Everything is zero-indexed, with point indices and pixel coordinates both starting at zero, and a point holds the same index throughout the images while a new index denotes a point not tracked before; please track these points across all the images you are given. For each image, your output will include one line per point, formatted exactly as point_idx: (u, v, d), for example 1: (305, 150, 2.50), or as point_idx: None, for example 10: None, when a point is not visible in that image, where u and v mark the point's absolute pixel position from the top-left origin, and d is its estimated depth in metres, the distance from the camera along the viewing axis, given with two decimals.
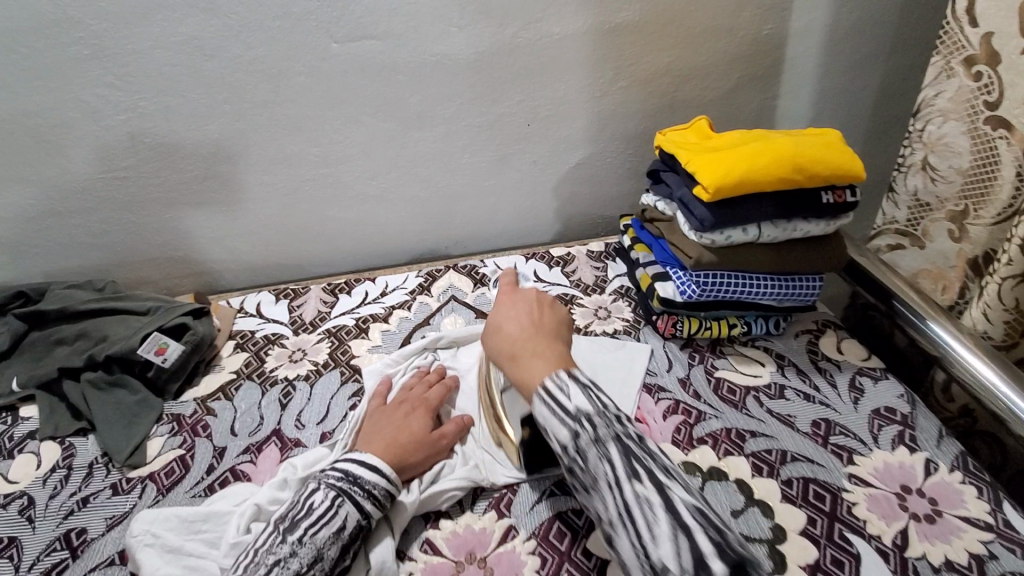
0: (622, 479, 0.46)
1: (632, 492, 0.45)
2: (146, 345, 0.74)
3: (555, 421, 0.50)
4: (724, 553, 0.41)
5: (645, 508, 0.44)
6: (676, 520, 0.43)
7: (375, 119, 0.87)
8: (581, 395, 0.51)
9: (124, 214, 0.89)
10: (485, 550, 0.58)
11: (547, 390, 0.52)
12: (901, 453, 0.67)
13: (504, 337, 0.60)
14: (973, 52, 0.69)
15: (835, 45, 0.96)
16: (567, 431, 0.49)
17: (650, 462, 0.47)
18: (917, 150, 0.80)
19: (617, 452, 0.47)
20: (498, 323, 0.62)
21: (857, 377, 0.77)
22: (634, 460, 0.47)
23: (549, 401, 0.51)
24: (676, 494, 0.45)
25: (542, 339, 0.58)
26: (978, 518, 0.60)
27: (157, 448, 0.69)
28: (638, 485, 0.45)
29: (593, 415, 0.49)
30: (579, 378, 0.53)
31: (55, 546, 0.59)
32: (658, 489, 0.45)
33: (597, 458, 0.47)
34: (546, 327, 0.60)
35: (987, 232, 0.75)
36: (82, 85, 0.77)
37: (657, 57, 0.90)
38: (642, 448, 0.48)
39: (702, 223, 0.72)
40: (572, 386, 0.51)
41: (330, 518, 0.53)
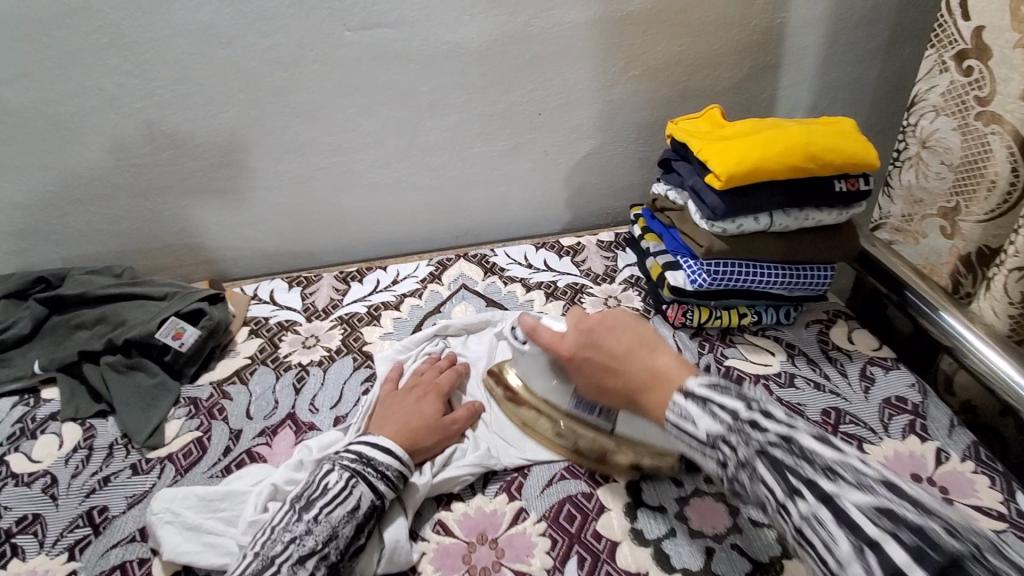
0: (784, 501, 0.42)
1: (796, 513, 0.41)
2: (163, 330, 0.76)
3: (697, 454, 0.50)
4: (926, 563, 0.35)
5: (815, 529, 0.40)
6: (854, 535, 0.38)
7: (387, 108, 0.87)
8: (705, 417, 0.49)
9: (140, 203, 0.90)
10: (496, 532, 0.59)
11: (673, 423, 0.51)
12: (912, 442, 0.67)
13: (613, 388, 0.58)
14: (964, 46, 0.69)
15: (848, 35, 0.95)
16: (714, 462, 0.48)
17: (805, 470, 0.42)
18: (912, 144, 0.79)
19: (765, 468, 0.44)
20: (592, 378, 0.60)
21: (868, 366, 0.77)
22: (787, 474, 0.42)
23: (680, 432, 0.51)
24: (847, 500, 0.40)
25: (643, 367, 0.56)
26: (988, 507, 0.61)
27: (175, 430, 0.71)
28: (800, 504, 0.41)
29: (726, 436, 0.47)
30: (694, 394, 0.51)
31: (78, 523, 0.60)
32: (823, 501, 0.40)
33: (751, 482, 0.45)
34: (628, 351, 0.57)
35: (980, 228, 0.74)
36: (99, 73, 0.78)
37: (667, 47, 0.90)
38: (792, 453, 0.43)
39: (714, 211, 0.72)
40: (692, 410, 0.50)
41: (345, 498, 0.54)
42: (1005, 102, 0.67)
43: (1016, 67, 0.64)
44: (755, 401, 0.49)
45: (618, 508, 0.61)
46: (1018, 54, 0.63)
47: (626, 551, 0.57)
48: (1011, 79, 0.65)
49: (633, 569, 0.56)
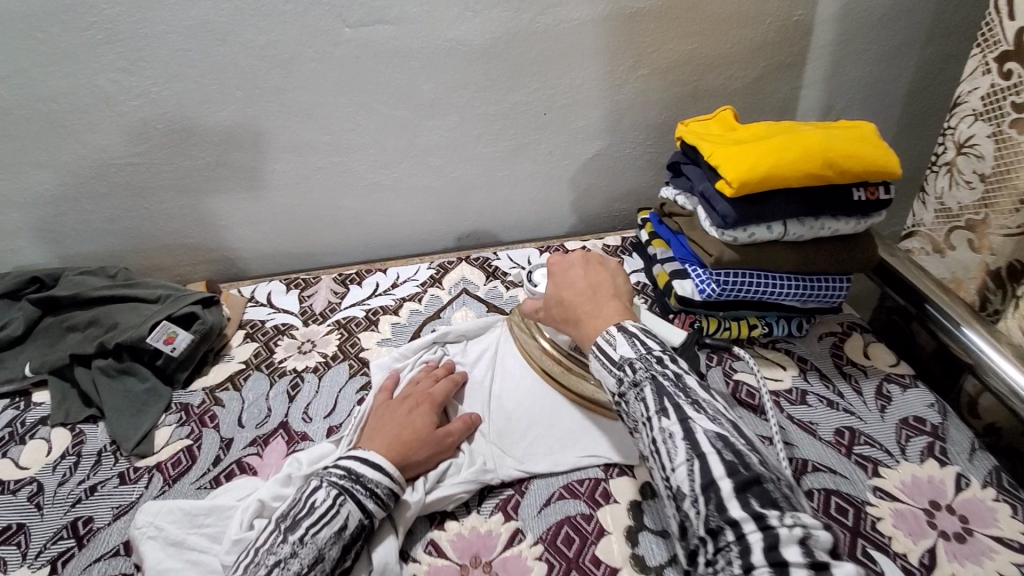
0: (653, 416, 0.47)
1: (658, 426, 0.46)
2: (154, 334, 0.74)
3: (602, 372, 0.52)
4: (736, 477, 0.41)
5: (667, 441, 0.45)
6: (694, 449, 0.44)
7: (388, 107, 0.85)
8: (626, 345, 0.52)
9: (136, 201, 0.88)
10: (491, 554, 0.57)
11: (598, 346, 0.53)
12: (931, 467, 0.64)
13: (563, 304, 0.60)
14: (1007, 47, 0.65)
15: (869, 33, 0.91)
16: (614, 379, 0.51)
17: (681, 398, 0.47)
18: (950, 147, 0.75)
19: (651, 391, 0.48)
20: (552, 291, 0.62)
21: (885, 384, 0.73)
22: (666, 398, 0.47)
23: (600, 355, 0.53)
24: (699, 424, 0.45)
25: (602, 298, 0.58)
26: (1012, 538, 0.57)
27: (164, 438, 0.69)
28: (664, 420, 0.46)
29: (635, 360, 0.50)
30: (629, 329, 0.53)
31: (62, 534, 0.59)
32: (682, 423, 0.46)
33: (633, 397, 0.49)
34: (601, 289, 0.60)
35: (1011, 242, 0.70)
36: (92, 69, 0.76)
37: (680, 44, 0.86)
38: (676, 384, 0.48)
39: (724, 219, 0.69)
40: (618, 338, 0.52)
41: (332, 518, 0.52)
42: None
43: None
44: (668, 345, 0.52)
45: (618, 532, 0.58)
46: None
47: None
48: None
49: None
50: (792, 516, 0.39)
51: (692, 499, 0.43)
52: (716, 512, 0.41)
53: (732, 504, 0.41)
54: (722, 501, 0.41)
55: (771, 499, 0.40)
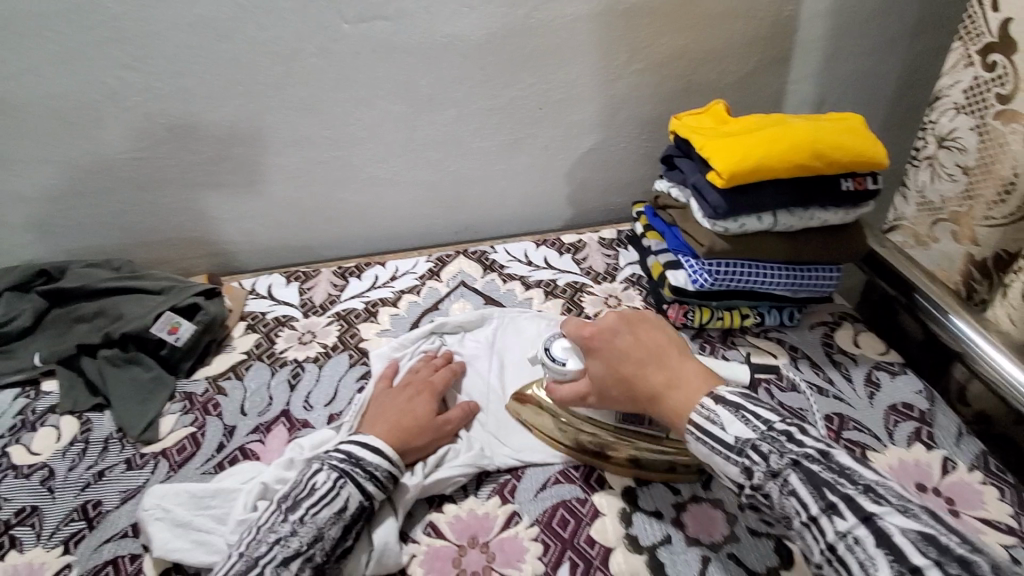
0: (817, 515, 0.43)
1: (833, 530, 0.42)
2: (159, 324, 0.76)
3: (720, 460, 0.49)
4: None
5: (852, 547, 0.41)
6: (893, 554, 0.39)
7: (387, 101, 0.86)
8: (737, 423, 0.49)
9: (139, 196, 0.90)
10: (488, 535, 0.58)
11: (698, 426, 0.51)
12: (918, 451, 0.66)
13: (628, 380, 0.57)
14: (991, 39, 0.66)
15: (859, 27, 0.92)
16: (737, 469, 0.48)
17: (845, 488, 0.44)
18: (930, 142, 0.76)
19: (799, 480, 0.45)
20: (608, 368, 0.59)
21: (874, 371, 0.75)
22: (824, 489, 0.44)
23: (705, 438, 0.50)
24: (888, 521, 0.41)
25: (671, 363, 0.57)
26: (997, 519, 0.59)
27: (170, 425, 0.70)
28: (839, 521, 0.42)
29: (759, 443, 0.48)
30: (726, 399, 0.52)
31: (74, 516, 0.60)
32: (862, 521, 0.42)
33: (779, 492, 0.46)
34: (664, 351, 0.58)
35: (997, 233, 0.72)
36: (96, 65, 0.77)
37: (673, 39, 0.88)
38: (831, 470, 0.45)
39: (715, 210, 0.70)
40: (723, 416, 0.50)
41: (332, 499, 0.53)
42: None
43: None
44: (787, 417, 0.50)
45: (612, 514, 0.60)
46: None
47: (620, 557, 0.56)
48: None
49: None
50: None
51: None
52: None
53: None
54: None
55: None
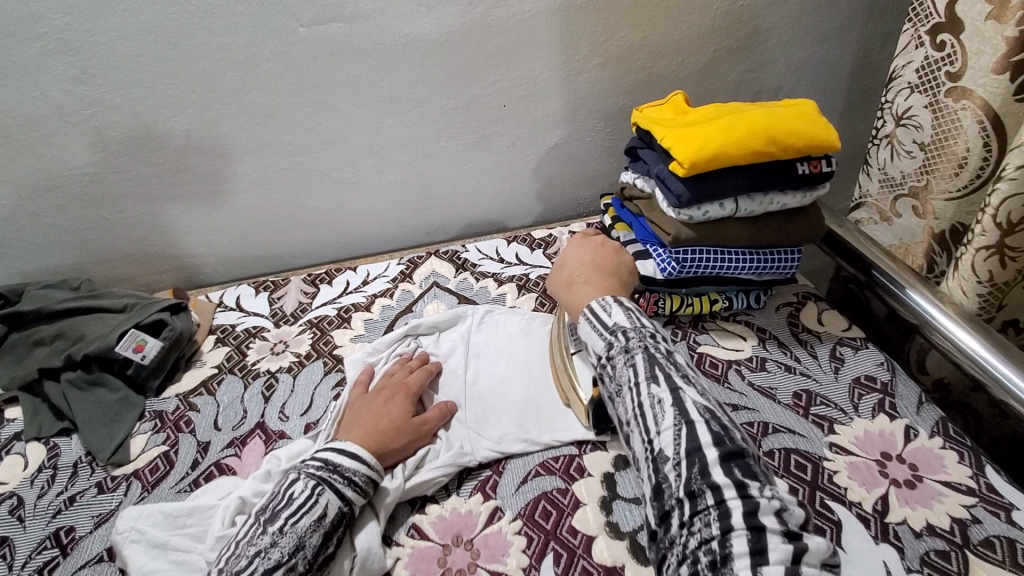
0: (641, 381, 0.51)
1: (646, 392, 0.51)
2: (124, 343, 0.74)
3: (595, 335, 0.59)
4: (720, 447, 0.45)
5: (654, 405, 0.49)
6: (682, 417, 0.48)
7: (348, 105, 0.85)
8: (621, 315, 0.58)
9: (96, 212, 0.87)
10: (472, 533, 0.59)
11: (592, 311, 0.61)
12: (882, 421, 0.68)
13: (566, 272, 0.72)
14: (938, 20, 0.69)
15: (810, 16, 0.95)
16: (604, 344, 0.57)
17: (671, 370, 0.52)
18: (889, 121, 0.80)
19: (641, 359, 0.53)
20: (563, 260, 0.75)
21: (838, 347, 0.78)
22: (656, 366, 0.52)
23: (592, 320, 0.60)
24: (688, 395, 0.49)
25: (600, 274, 0.70)
26: (959, 482, 0.62)
27: (141, 445, 0.69)
28: (653, 387, 0.50)
29: (628, 330, 0.56)
30: (624, 303, 0.60)
31: (46, 544, 0.59)
32: (670, 390, 0.50)
33: (623, 363, 0.54)
34: (604, 266, 0.72)
35: (952, 206, 0.75)
36: (42, 79, 0.74)
37: (631, 33, 0.89)
38: (667, 358, 0.53)
39: (679, 198, 0.72)
40: (614, 307, 0.60)
41: (311, 507, 0.53)
42: (976, 77, 0.66)
43: (987, 40, 0.64)
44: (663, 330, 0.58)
45: (593, 503, 0.61)
46: (990, 25, 0.63)
47: (603, 546, 0.57)
48: (982, 52, 0.65)
49: (609, 564, 0.55)
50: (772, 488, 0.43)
51: (674, 462, 0.46)
52: (699, 478, 0.44)
53: (716, 472, 0.44)
54: (707, 467, 0.45)
55: (751, 471, 0.44)
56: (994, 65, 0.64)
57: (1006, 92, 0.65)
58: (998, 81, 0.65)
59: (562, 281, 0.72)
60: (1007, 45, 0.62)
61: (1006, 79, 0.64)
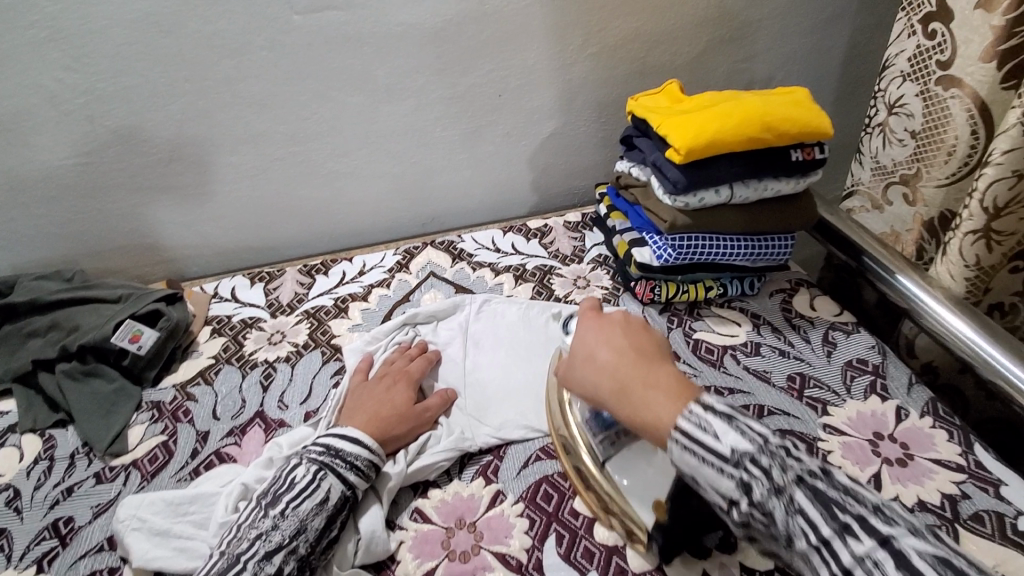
0: (831, 539, 0.39)
1: (847, 553, 0.38)
2: (119, 333, 0.73)
3: (715, 474, 0.42)
4: None
5: (872, 573, 0.37)
6: None
7: (343, 94, 0.85)
8: (733, 434, 0.42)
9: (86, 203, 0.86)
10: (474, 516, 0.59)
11: (686, 433, 0.44)
12: (874, 402, 0.70)
13: (602, 370, 0.51)
14: (931, 9, 0.70)
15: (801, 7, 0.96)
16: (732, 483, 0.41)
17: (854, 506, 0.40)
18: (881, 109, 0.81)
19: (806, 498, 0.40)
20: (588, 354, 0.54)
21: (830, 332, 0.79)
22: (834, 509, 0.39)
23: (694, 446, 0.43)
24: (904, 542, 0.37)
25: (654, 365, 0.50)
26: (947, 459, 0.63)
27: (139, 436, 0.68)
28: (854, 544, 0.38)
29: (758, 456, 0.41)
30: (718, 408, 0.44)
31: (44, 535, 0.58)
32: (880, 543, 0.38)
33: (784, 512, 0.40)
34: (647, 349, 0.52)
35: (941, 193, 0.77)
36: (32, 67, 0.73)
37: (626, 22, 0.89)
38: (835, 487, 0.41)
39: (675, 185, 0.73)
40: (716, 424, 0.43)
41: (313, 491, 0.53)
42: (965, 65, 0.68)
43: (975, 29, 0.66)
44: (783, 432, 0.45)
45: None
46: (977, 15, 0.65)
47: (603, 526, 0.58)
48: (971, 41, 0.67)
49: (609, 543, 0.56)
50: None
51: None
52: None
53: None
54: None
55: None
56: (982, 54, 0.66)
57: (993, 81, 0.67)
58: (986, 69, 0.66)
59: (603, 384, 0.51)
60: (996, 33, 0.64)
61: (994, 67, 0.66)
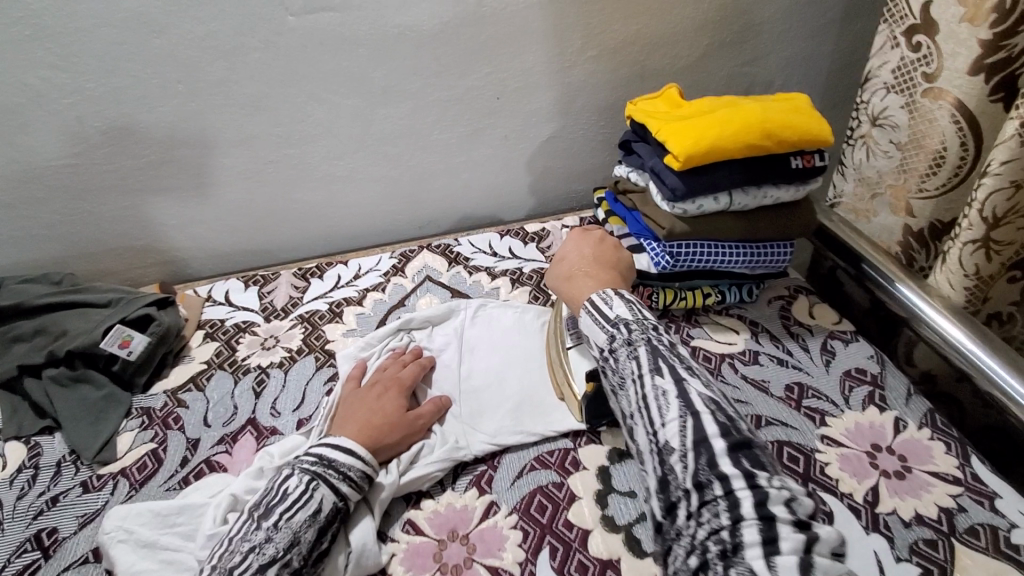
0: (645, 373, 0.50)
1: (651, 383, 0.49)
2: (108, 338, 0.72)
3: (595, 326, 0.57)
4: (728, 436, 0.45)
5: (658, 397, 0.48)
6: (687, 408, 0.47)
7: (338, 96, 0.84)
8: (621, 306, 0.57)
9: (77, 204, 0.85)
10: (467, 528, 0.58)
11: (593, 302, 0.59)
12: (872, 413, 0.69)
13: (565, 264, 0.69)
14: (913, 22, 0.69)
15: (803, 10, 0.95)
16: (604, 335, 0.55)
17: (676, 362, 0.51)
18: (864, 121, 0.81)
19: (645, 352, 0.52)
20: (562, 253, 0.71)
21: (829, 341, 0.78)
22: (660, 358, 0.51)
23: (593, 311, 0.58)
24: (693, 387, 0.48)
25: (601, 268, 0.67)
26: (945, 472, 0.63)
27: (127, 443, 0.67)
28: (658, 378, 0.49)
29: (630, 322, 0.54)
30: (625, 295, 0.59)
31: (27, 547, 0.57)
32: (676, 383, 0.49)
33: (626, 355, 0.52)
34: (605, 261, 0.69)
35: (930, 204, 0.76)
36: (20, 67, 0.72)
37: (625, 24, 0.88)
38: (672, 353, 0.52)
39: (674, 192, 0.72)
40: (616, 301, 0.58)
41: (306, 502, 0.52)
42: (952, 78, 0.67)
43: (961, 42, 0.65)
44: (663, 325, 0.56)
45: (588, 496, 0.61)
46: (964, 28, 0.64)
47: (598, 539, 0.57)
48: (957, 54, 0.66)
49: (604, 556, 0.56)
50: (780, 480, 0.43)
51: (681, 453, 0.45)
52: (708, 470, 0.44)
53: (723, 459, 0.43)
54: (714, 457, 0.44)
55: (760, 462, 0.44)
56: (968, 67, 0.65)
57: (981, 93, 0.66)
58: (973, 82, 0.65)
59: (560, 272, 0.69)
60: (982, 48, 0.63)
61: (981, 80, 0.65)
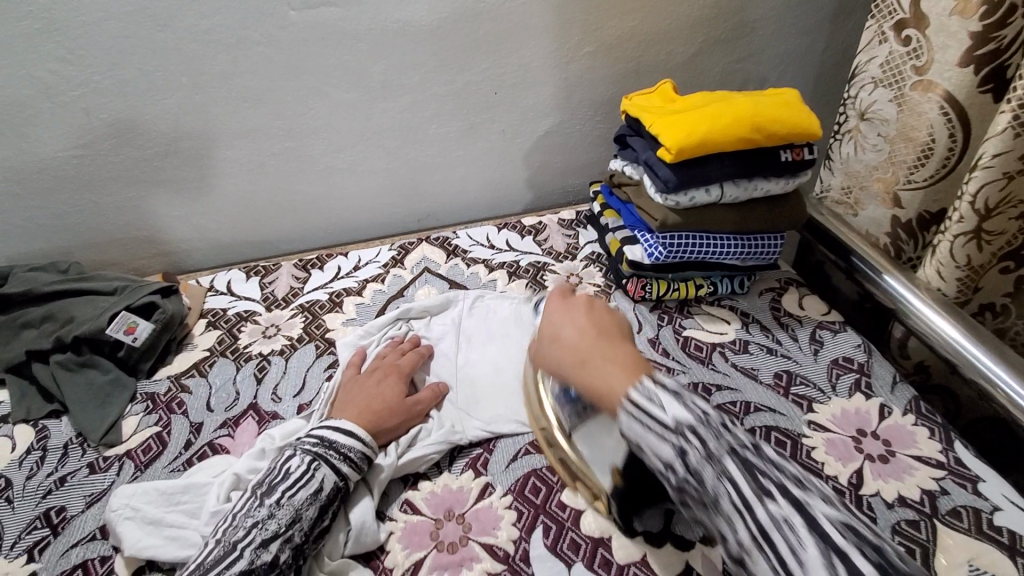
0: (751, 501, 0.39)
1: (765, 514, 0.39)
2: (115, 325, 0.74)
3: (654, 439, 0.43)
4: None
5: (785, 531, 0.38)
6: (825, 543, 0.37)
7: (339, 89, 0.86)
8: (677, 404, 0.43)
9: (82, 195, 0.86)
10: (463, 507, 0.60)
11: (636, 402, 0.44)
12: (858, 400, 0.71)
13: (566, 346, 0.54)
14: (902, 16, 0.71)
15: (796, 8, 0.97)
16: (670, 448, 0.42)
17: (778, 475, 0.41)
18: (852, 116, 0.83)
19: (736, 468, 0.40)
20: (554, 331, 0.56)
21: (818, 330, 0.80)
22: (760, 476, 0.40)
23: (643, 417, 0.43)
24: (817, 509, 0.39)
25: (612, 340, 0.53)
26: (929, 456, 0.65)
27: (133, 426, 0.69)
28: (773, 506, 0.39)
29: (698, 427, 0.42)
30: (668, 384, 0.45)
31: (36, 525, 0.59)
32: (796, 508, 0.39)
33: (714, 476, 0.40)
34: (610, 331, 0.54)
35: (919, 195, 0.78)
36: (29, 60, 0.74)
37: (622, 21, 0.90)
38: (762, 459, 0.42)
39: (666, 184, 0.73)
40: (664, 396, 0.44)
41: (307, 481, 0.54)
42: (942, 70, 0.69)
43: (952, 35, 0.66)
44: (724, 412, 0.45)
45: None
46: (954, 21, 0.66)
47: (590, 518, 0.59)
48: (947, 47, 0.67)
49: (596, 535, 0.57)
50: None
51: None
52: None
53: None
54: None
55: None
56: (958, 59, 0.67)
57: (970, 84, 0.67)
58: (962, 74, 0.67)
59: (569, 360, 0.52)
60: (972, 40, 0.65)
61: (971, 72, 0.66)
